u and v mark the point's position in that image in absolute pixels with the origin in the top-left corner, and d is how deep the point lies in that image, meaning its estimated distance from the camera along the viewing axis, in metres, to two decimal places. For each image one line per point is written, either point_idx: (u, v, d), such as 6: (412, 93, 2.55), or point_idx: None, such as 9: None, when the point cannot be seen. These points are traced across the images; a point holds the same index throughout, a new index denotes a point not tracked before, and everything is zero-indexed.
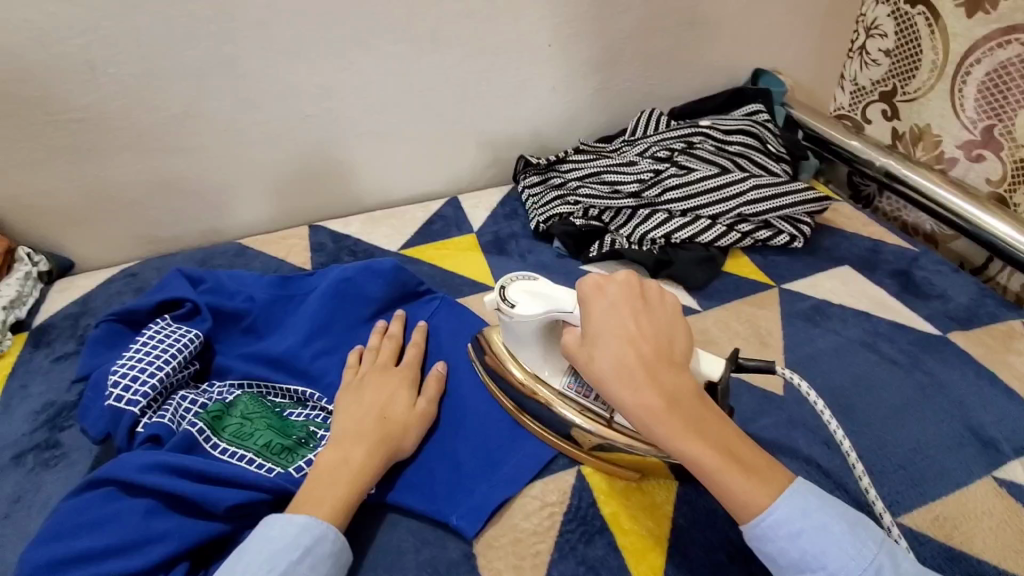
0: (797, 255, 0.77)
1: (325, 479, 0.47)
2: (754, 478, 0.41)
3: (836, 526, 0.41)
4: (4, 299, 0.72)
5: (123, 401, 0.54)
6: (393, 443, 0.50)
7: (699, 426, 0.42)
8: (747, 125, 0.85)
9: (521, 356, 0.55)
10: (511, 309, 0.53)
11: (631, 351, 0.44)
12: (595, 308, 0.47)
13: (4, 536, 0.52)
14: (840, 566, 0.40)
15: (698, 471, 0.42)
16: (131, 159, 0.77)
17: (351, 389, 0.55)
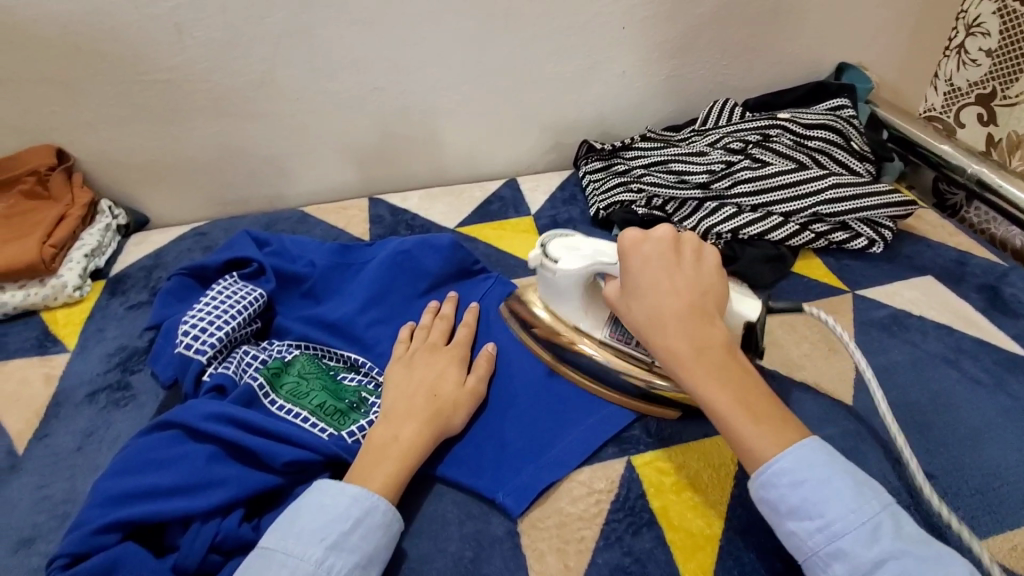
0: (874, 261, 0.72)
1: (380, 455, 0.47)
2: (770, 427, 0.41)
3: (840, 481, 0.39)
4: (87, 247, 0.76)
5: (192, 350, 0.57)
6: (444, 419, 0.50)
7: (723, 373, 0.43)
8: (830, 120, 0.80)
9: (562, 308, 0.57)
10: (554, 264, 0.55)
11: (665, 299, 0.46)
12: (633, 260, 0.48)
13: (78, 466, 0.55)
14: (838, 517, 0.38)
15: (715, 416, 0.42)
16: (208, 122, 0.80)
17: (403, 364, 0.55)
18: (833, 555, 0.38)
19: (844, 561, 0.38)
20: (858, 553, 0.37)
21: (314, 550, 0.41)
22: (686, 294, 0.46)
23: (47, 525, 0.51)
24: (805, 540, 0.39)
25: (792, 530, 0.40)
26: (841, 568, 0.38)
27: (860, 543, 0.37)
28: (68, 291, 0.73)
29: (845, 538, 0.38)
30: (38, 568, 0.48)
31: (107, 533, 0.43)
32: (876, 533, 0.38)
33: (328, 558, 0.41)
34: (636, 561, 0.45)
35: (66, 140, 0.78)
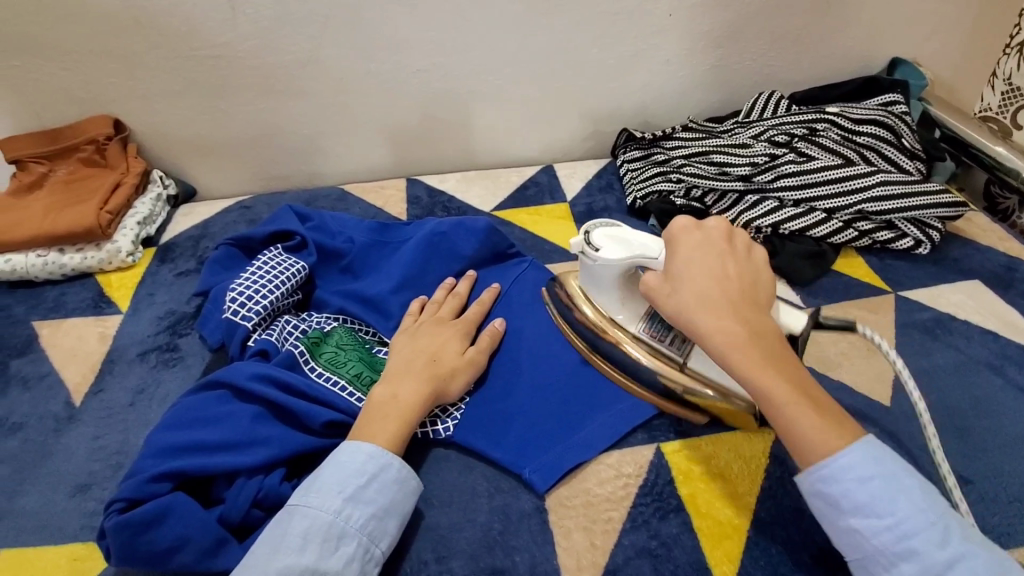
0: (920, 262, 0.70)
1: (379, 413, 0.48)
2: (829, 420, 0.41)
3: (907, 480, 0.40)
4: (140, 215, 0.80)
5: (238, 316, 0.59)
6: (441, 384, 0.52)
7: (777, 361, 0.43)
8: (881, 116, 0.78)
9: (598, 298, 0.56)
10: (596, 252, 0.54)
11: (715, 287, 0.46)
12: (682, 248, 0.50)
13: (130, 420, 0.58)
14: (907, 516, 0.38)
15: (768, 402, 0.42)
16: (256, 99, 0.82)
17: (408, 333, 0.57)
18: (900, 555, 0.38)
19: (914, 562, 0.37)
20: (929, 554, 0.37)
21: (332, 502, 0.43)
22: (735, 284, 0.47)
23: (101, 473, 0.54)
24: (870, 538, 0.39)
25: (854, 527, 0.39)
26: (909, 568, 0.38)
27: (932, 544, 0.37)
28: (121, 256, 0.76)
29: (917, 539, 0.38)
30: (94, 512, 0.51)
31: (159, 483, 0.45)
32: (946, 535, 0.38)
33: (345, 509, 0.43)
34: (661, 545, 0.46)
35: (123, 111, 0.81)
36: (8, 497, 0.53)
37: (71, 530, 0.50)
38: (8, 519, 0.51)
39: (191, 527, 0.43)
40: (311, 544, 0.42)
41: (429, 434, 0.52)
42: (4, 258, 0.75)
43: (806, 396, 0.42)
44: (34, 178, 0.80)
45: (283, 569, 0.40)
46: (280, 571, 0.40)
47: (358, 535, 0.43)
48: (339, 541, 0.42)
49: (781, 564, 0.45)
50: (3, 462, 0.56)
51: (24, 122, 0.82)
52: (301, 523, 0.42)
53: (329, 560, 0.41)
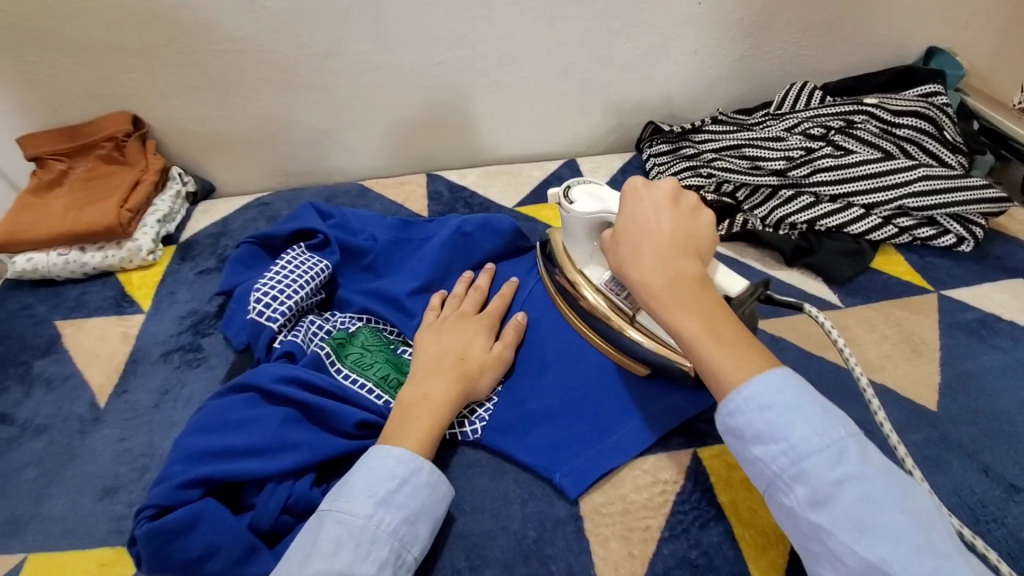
0: (961, 260, 0.68)
1: (411, 413, 0.47)
2: (735, 361, 0.39)
3: (808, 404, 0.38)
4: (160, 213, 0.79)
5: (263, 317, 0.58)
6: (470, 382, 0.51)
7: (693, 306, 0.41)
8: (922, 107, 0.75)
9: (574, 250, 0.56)
10: (569, 204, 0.54)
11: (646, 235, 0.45)
12: (626, 199, 0.48)
13: (156, 421, 0.57)
14: (803, 440, 0.37)
15: (682, 343, 0.41)
16: (274, 93, 0.81)
17: (432, 328, 0.56)
18: (796, 478, 0.36)
19: (806, 485, 0.36)
20: (818, 474, 0.36)
21: (363, 507, 0.42)
22: (668, 233, 0.45)
23: (128, 476, 0.53)
24: (769, 464, 0.37)
25: (756, 456, 0.38)
26: (802, 492, 0.36)
27: (825, 465, 0.36)
28: (142, 254, 0.75)
29: (809, 460, 0.36)
30: (121, 516, 0.50)
31: (190, 489, 0.44)
32: (841, 455, 0.36)
33: (376, 513, 0.42)
34: (703, 555, 0.44)
35: (142, 107, 0.81)
36: (35, 500, 0.52)
37: (98, 534, 0.49)
38: (36, 522, 0.51)
39: (222, 534, 0.43)
40: (344, 550, 0.40)
41: (460, 435, 0.51)
42: (26, 256, 0.74)
43: (715, 336, 0.40)
44: (53, 177, 0.79)
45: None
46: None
47: (390, 540, 0.42)
48: (371, 546, 0.41)
49: None
50: (30, 464, 0.55)
51: (42, 118, 0.81)
52: (332, 528, 0.41)
53: (362, 565, 0.40)
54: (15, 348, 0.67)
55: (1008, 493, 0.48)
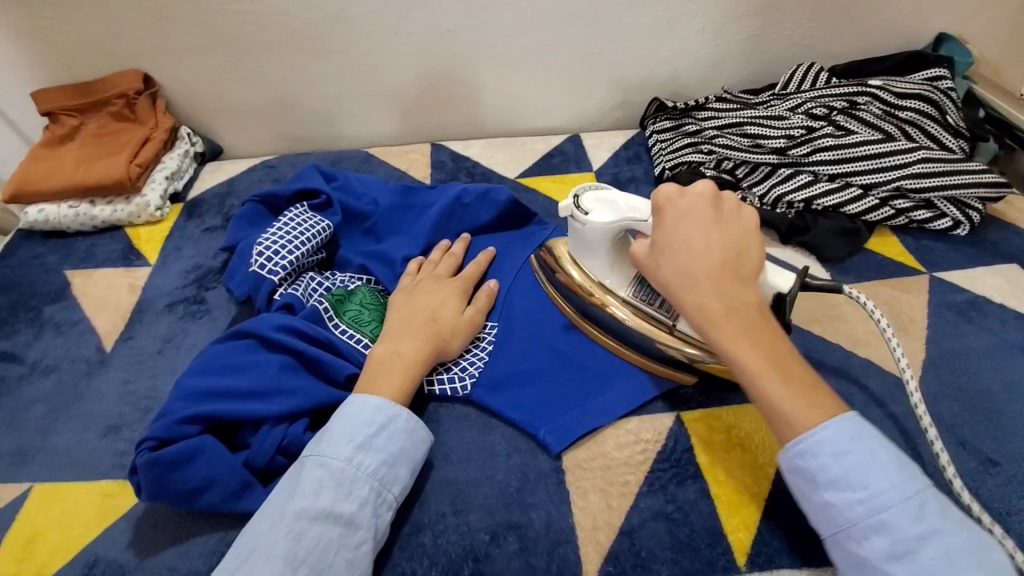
0: (957, 244, 0.68)
1: (382, 368, 0.49)
2: (801, 394, 0.40)
3: (883, 454, 0.38)
4: (168, 170, 0.80)
5: (265, 270, 0.59)
6: (440, 341, 0.52)
7: (757, 334, 0.41)
8: (927, 91, 0.75)
9: (586, 261, 0.55)
10: (584, 216, 0.53)
11: (697, 255, 0.44)
12: (667, 215, 0.46)
13: (159, 367, 0.60)
14: (882, 490, 0.36)
15: (744, 376, 0.41)
16: (283, 55, 0.81)
17: (407, 291, 0.57)
18: (874, 529, 0.36)
19: (886, 536, 0.36)
20: (900, 527, 0.35)
21: (343, 450, 0.44)
22: (719, 250, 0.44)
23: (131, 416, 0.55)
24: (844, 512, 0.37)
25: (828, 501, 0.38)
26: (881, 542, 0.36)
27: (906, 518, 0.36)
28: (150, 210, 0.77)
29: (889, 512, 0.36)
30: (124, 452, 0.53)
31: (188, 425, 0.46)
32: (921, 510, 0.36)
33: (356, 456, 0.44)
34: (678, 509, 0.46)
35: (152, 66, 0.82)
36: (43, 434, 0.55)
37: (102, 467, 0.52)
38: (43, 455, 0.53)
39: (218, 469, 0.45)
40: (326, 491, 0.42)
41: (449, 392, 0.53)
42: (38, 207, 0.76)
43: (780, 367, 0.40)
44: (66, 131, 0.81)
45: (298, 513, 0.40)
46: (295, 514, 0.40)
47: (370, 480, 0.43)
48: (351, 486, 0.43)
49: (800, 534, 0.44)
50: (38, 401, 0.58)
51: (56, 73, 0.82)
52: (314, 471, 0.43)
53: (343, 503, 0.42)
54: (26, 294, 0.69)
55: (983, 466, 0.49)
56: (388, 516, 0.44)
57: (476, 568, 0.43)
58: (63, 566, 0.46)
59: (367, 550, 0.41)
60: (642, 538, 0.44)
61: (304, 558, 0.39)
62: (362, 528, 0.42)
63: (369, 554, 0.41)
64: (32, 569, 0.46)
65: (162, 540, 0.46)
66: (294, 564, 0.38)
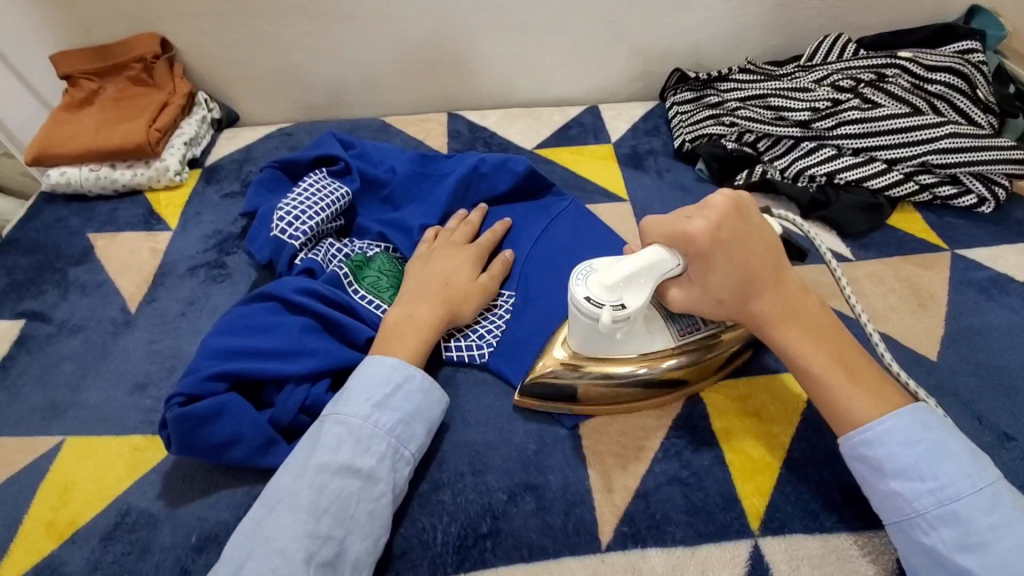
0: (981, 221, 0.67)
1: (397, 332, 0.50)
2: (871, 387, 0.42)
3: (953, 445, 0.40)
4: (187, 136, 0.80)
5: (286, 235, 0.60)
6: (457, 308, 0.53)
7: (824, 334, 0.44)
8: (957, 64, 0.73)
9: (604, 348, 0.47)
10: (624, 309, 0.42)
11: (750, 278, 0.43)
12: (716, 254, 0.43)
13: (183, 328, 0.61)
14: (953, 481, 0.38)
15: (816, 383, 0.43)
16: (299, 20, 0.81)
17: (423, 257, 0.57)
18: (942, 519, 0.38)
19: (955, 526, 0.38)
20: (972, 518, 0.37)
21: (361, 409, 0.45)
22: (771, 261, 0.44)
23: (158, 374, 0.57)
24: (911, 501, 0.39)
25: (895, 490, 0.40)
26: (949, 532, 0.38)
27: (977, 508, 0.38)
28: (169, 174, 0.77)
29: (959, 502, 0.38)
30: (152, 408, 0.54)
31: (214, 382, 0.47)
32: (994, 501, 0.38)
33: (374, 415, 0.45)
34: (693, 475, 0.46)
35: (169, 30, 0.81)
36: (73, 390, 0.56)
37: (131, 423, 0.53)
38: (73, 410, 0.55)
39: (243, 424, 0.46)
40: (345, 446, 0.43)
41: (466, 358, 0.54)
42: (60, 170, 0.77)
43: (847, 366, 0.42)
44: (85, 95, 0.81)
45: (320, 466, 0.42)
46: (316, 468, 0.42)
47: (387, 437, 0.45)
48: (370, 442, 0.44)
49: (814, 501, 0.45)
50: (67, 358, 0.59)
51: (73, 36, 0.82)
52: (333, 428, 0.44)
53: (362, 458, 0.43)
54: (50, 256, 0.70)
55: (998, 440, 0.49)
56: (406, 472, 0.45)
57: (495, 526, 0.45)
58: (96, 515, 0.47)
59: (387, 503, 0.43)
60: (657, 500, 0.45)
61: (327, 508, 0.40)
62: (381, 482, 0.43)
63: (388, 506, 0.43)
64: (68, 516, 0.48)
65: (192, 492, 0.48)
66: (316, 514, 0.40)
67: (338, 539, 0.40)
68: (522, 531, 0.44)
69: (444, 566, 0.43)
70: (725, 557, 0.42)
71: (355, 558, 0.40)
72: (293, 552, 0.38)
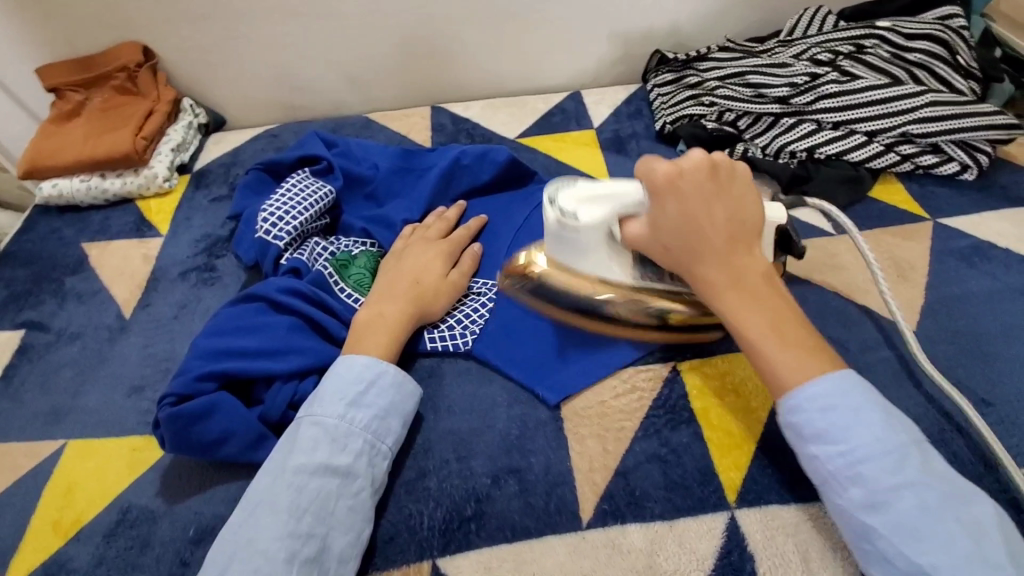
0: (964, 189, 0.67)
1: (367, 329, 0.51)
2: (811, 365, 0.41)
3: (870, 411, 0.40)
4: (174, 142, 0.81)
5: (271, 236, 0.61)
6: (425, 304, 0.54)
7: (761, 303, 0.43)
8: (936, 31, 0.73)
9: (578, 263, 0.51)
10: (574, 220, 0.48)
11: (704, 236, 0.44)
12: (670, 195, 0.45)
13: (175, 332, 0.62)
14: (864, 444, 0.39)
15: (753, 349, 0.42)
16: (280, 22, 0.81)
17: (397, 253, 0.59)
18: (852, 479, 0.39)
19: (862, 486, 0.38)
20: (878, 478, 0.38)
21: (335, 408, 0.46)
22: (728, 221, 0.44)
23: (153, 377, 0.59)
24: (825, 463, 0.40)
25: (812, 453, 0.40)
26: (857, 493, 0.38)
27: (883, 470, 0.38)
28: (158, 181, 0.78)
29: (868, 464, 0.38)
30: (148, 410, 0.56)
31: (205, 382, 0.49)
32: (901, 462, 0.38)
33: (348, 413, 0.46)
34: (671, 452, 0.47)
35: (151, 38, 0.82)
36: (72, 395, 0.58)
37: (129, 424, 0.55)
38: (73, 414, 0.57)
39: (234, 422, 0.48)
40: (323, 447, 0.44)
41: (450, 348, 0.55)
42: (52, 183, 0.79)
43: (791, 339, 0.42)
44: (72, 106, 0.82)
45: (298, 468, 0.43)
46: (295, 470, 0.43)
47: (363, 433, 0.46)
48: (346, 440, 0.45)
49: (790, 471, 0.46)
50: (66, 366, 0.61)
51: (58, 49, 0.83)
52: (309, 429, 0.45)
53: (339, 456, 0.44)
54: (47, 266, 0.72)
55: (978, 406, 0.49)
56: (384, 466, 0.47)
57: (479, 509, 0.46)
58: (99, 514, 0.49)
59: (366, 496, 0.44)
60: (637, 478, 0.46)
61: (307, 507, 0.42)
62: (360, 477, 0.44)
63: (368, 500, 0.44)
64: (72, 515, 0.50)
65: (188, 488, 0.49)
66: (297, 513, 0.41)
67: (320, 536, 0.41)
68: (505, 513, 0.46)
69: (430, 550, 0.45)
70: (702, 530, 0.44)
71: (339, 552, 0.42)
72: (275, 552, 0.40)
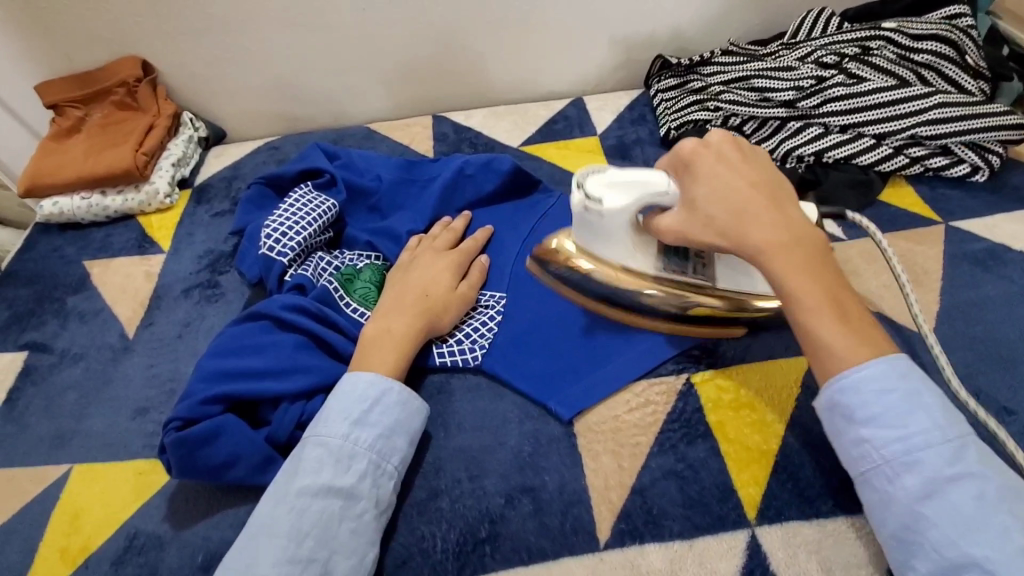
0: (976, 190, 0.66)
1: (375, 346, 0.50)
2: (861, 331, 0.40)
3: (927, 397, 0.39)
4: (174, 157, 0.81)
5: (274, 252, 0.60)
6: (433, 317, 0.53)
7: (815, 269, 0.42)
8: (943, 30, 0.72)
9: (607, 251, 0.53)
10: (598, 207, 0.50)
11: (746, 200, 0.44)
12: (699, 164, 0.46)
13: (180, 351, 0.62)
14: (921, 429, 0.38)
15: (807, 313, 0.41)
16: (279, 34, 0.81)
17: (403, 266, 0.58)
18: (906, 466, 0.38)
19: (917, 473, 0.37)
20: (932, 467, 0.37)
21: (339, 428, 0.45)
22: (764, 190, 0.44)
23: (158, 398, 0.58)
24: (878, 448, 0.39)
25: (864, 437, 0.39)
26: (911, 480, 0.37)
27: (940, 458, 0.37)
28: (159, 197, 0.78)
29: (924, 451, 0.37)
30: (153, 432, 0.55)
31: (210, 405, 0.48)
32: (958, 452, 0.37)
33: (352, 433, 0.45)
34: (688, 468, 0.47)
35: (149, 52, 0.81)
36: (77, 418, 0.57)
37: (134, 447, 0.54)
38: (78, 438, 0.56)
39: (241, 445, 0.47)
40: (326, 467, 0.43)
41: (459, 363, 0.54)
42: (52, 200, 0.78)
43: (840, 303, 0.41)
44: (71, 123, 0.81)
45: (300, 490, 0.42)
46: (297, 492, 0.42)
47: (368, 453, 0.45)
48: (350, 461, 0.44)
49: (811, 486, 0.45)
50: (70, 388, 0.60)
51: (57, 65, 0.82)
52: (313, 451, 0.44)
53: (343, 477, 0.43)
54: (49, 286, 0.72)
55: (999, 414, 0.48)
56: (390, 486, 0.46)
57: (494, 530, 0.45)
58: (106, 541, 0.48)
59: (370, 518, 0.43)
60: (654, 495, 0.45)
61: (308, 531, 0.41)
62: (364, 499, 0.44)
63: (372, 522, 0.43)
64: (79, 542, 0.49)
65: (196, 512, 0.48)
66: (298, 537, 0.40)
67: (322, 560, 0.40)
68: (520, 534, 0.45)
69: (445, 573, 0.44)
70: (722, 548, 0.43)
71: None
72: None
